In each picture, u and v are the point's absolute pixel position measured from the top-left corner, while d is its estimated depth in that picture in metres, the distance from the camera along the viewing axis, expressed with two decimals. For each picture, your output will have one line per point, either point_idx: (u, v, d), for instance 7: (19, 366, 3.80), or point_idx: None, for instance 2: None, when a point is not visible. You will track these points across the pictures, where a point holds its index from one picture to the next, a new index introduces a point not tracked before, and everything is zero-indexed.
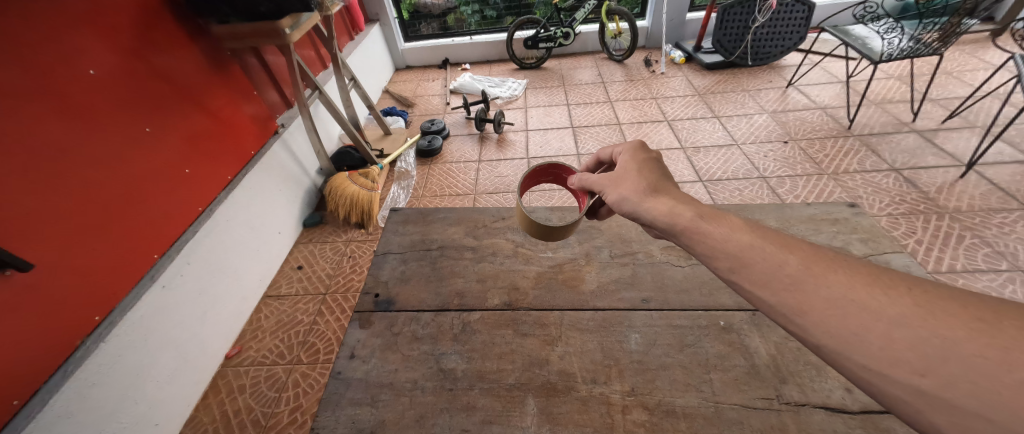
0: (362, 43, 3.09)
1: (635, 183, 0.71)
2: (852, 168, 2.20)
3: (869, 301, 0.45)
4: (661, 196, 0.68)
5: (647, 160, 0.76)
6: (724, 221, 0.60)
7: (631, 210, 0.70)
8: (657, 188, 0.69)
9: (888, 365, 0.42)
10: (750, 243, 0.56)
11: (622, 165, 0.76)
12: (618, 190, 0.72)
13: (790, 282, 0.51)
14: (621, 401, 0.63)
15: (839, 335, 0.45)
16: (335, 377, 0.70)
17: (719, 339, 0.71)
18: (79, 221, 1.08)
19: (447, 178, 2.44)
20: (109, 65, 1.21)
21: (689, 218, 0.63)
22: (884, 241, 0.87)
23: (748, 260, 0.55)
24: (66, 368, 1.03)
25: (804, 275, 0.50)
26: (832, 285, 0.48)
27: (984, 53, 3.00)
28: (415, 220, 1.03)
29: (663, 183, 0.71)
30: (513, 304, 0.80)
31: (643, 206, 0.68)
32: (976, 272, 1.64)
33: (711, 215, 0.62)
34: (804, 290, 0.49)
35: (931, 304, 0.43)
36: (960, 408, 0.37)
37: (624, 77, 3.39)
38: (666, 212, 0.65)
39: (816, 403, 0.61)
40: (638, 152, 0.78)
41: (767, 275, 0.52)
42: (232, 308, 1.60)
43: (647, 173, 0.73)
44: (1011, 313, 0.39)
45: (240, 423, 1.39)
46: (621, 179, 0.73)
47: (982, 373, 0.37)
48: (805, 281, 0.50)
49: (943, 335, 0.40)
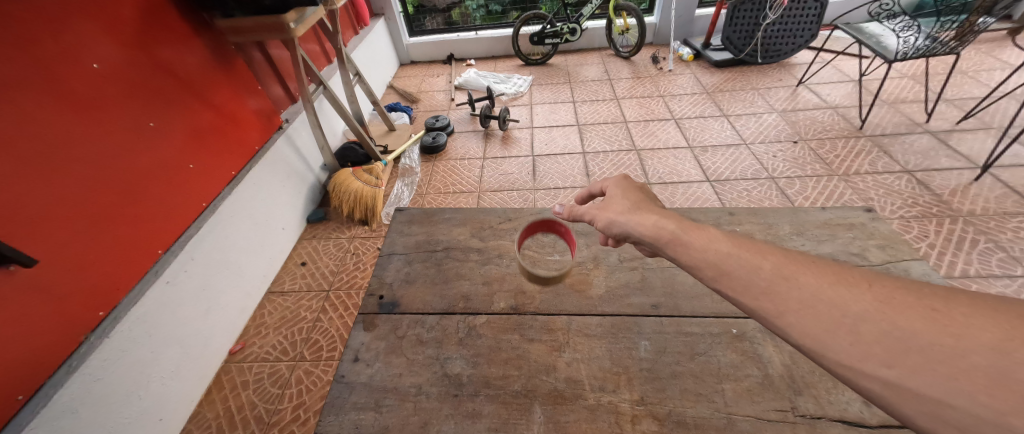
0: (367, 37, 3.06)
1: (620, 208, 0.69)
2: (863, 169, 2.17)
3: (834, 298, 0.44)
4: (645, 215, 0.65)
5: (633, 185, 0.74)
6: (703, 232, 0.58)
7: (620, 232, 0.67)
8: (643, 211, 0.66)
9: (860, 359, 0.40)
10: (729, 252, 0.53)
11: (608, 192, 0.74)
12: (605, 213, 0.69)
13: (764, 286, 0.48)
14: (631, 410, 0.62)
15: (812, 334, 0.43)
16: (338, 381, 0.68)
17: (731, 347, 0.69)
18: (82, 216, 1.08)
19: (452, 176, 2.43)
20: (113, 59, 1.20)
21: (671, 232, 0.60)
22: (902, 247, 0.84)
23: (730, 266, 0.52)
24: (70, 363, 1.03)
25: (777, 277, 0.48)
26: (801, 285, 0.46)
27: (1001, 52, 2.94)
28: (420, 220, 1.02)
29: (648, 203, 0.69)
30: (520, 308, 0.78)
31: (630, 225, 0.65)
32: (991, 277, 1.61)
33: (691, 227, 0.60)
34: (779, 293, 0.47)
35: (890, 296, 0.42)
36: (925, 397, 0.36)
37: (631, 74, 3.35)
38: (651, 229, 0.62)
39: (833, 417, 0.59)
40: (626, 180, 0.75)
41: (745, 282, 0.50)
42: (236, 303, 1.60)
43: (635, 199, 0.70)
44: (963, 300, 0.39)
45: (243, 419, 1.39)
46: (608, 204, 0.71)
47: (940, 361, 0.36)
48: (777, 283, 0.48)
49: (901, 326, 0.39)
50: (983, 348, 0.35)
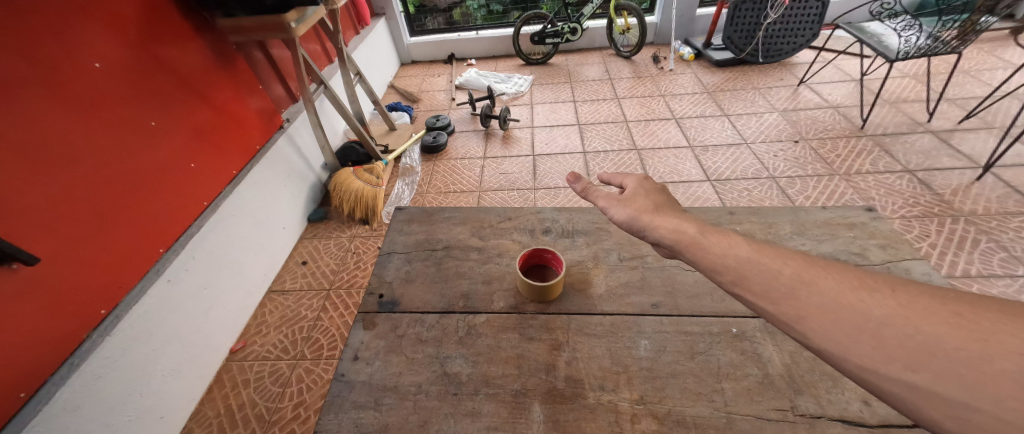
0: (367, 37, 3.06)
1: (644, 207, 0.68)
2: (864, 169, 2.16)
3: (855, 303, 0.43)
4: (667, 216, 0.65)
5: (653, 187, 0.75)
6: (725, 237, 0.58)
7: (639, 228, 0.67)
8: (668, 211, 0.66)
9: (883, 363, 0.39)
10: (747, 256, 0.53)
11: (630, 190, 0.74)
12: (627, 209, 0.69)
13: (785, 291, 0.48)
14: (630, 409, 0.62)
15: (832, 337, 0.43)
16: (338, 380, 0.68)
17: (730, 346, 0.69)
18: (84, 214, 1.08)
19: (452, 175, 2.43)
20: (115, 58, 1.20)
21: (692, 235, 0.60)
22: (903, 247, 0.84)
23: (749, 271, 0.52)
24: (71, 361, 1.03)
25: (797, 282, 0.48)
26: (822, 290, 0.46)
27: (1003, 52, 2.93)
28: (420, 218, 1.02)
29: (667, 205, 0.69)
30: (520, 307, 0.78)
31: (652, 225, 0.65)
32: (992, 277, 1.60)
33: (712, 231, 0.60)
34: (799, 297, 0.47)
35: (913, 302, 0.41)
36: (950, 400, 0.36)
37: (632, 73, 3.34)
38: (672, 230, 0.62)
39: (832, 416, 0.59)
40: (648, 182, 0.76)
41: (765, 286, 0.49)
42: (237, 302, 1.61)
43: (659, 201, 0.70)
44: (988, 306, 0.38)
45: (244, 418, 1.39)
46: (632, 201, 0.70)
47: (966, 364, 0.36)
48: (798, 288, 0.47)
49: (924, 331, 0.39)
50: (1009, 352, 0.34)
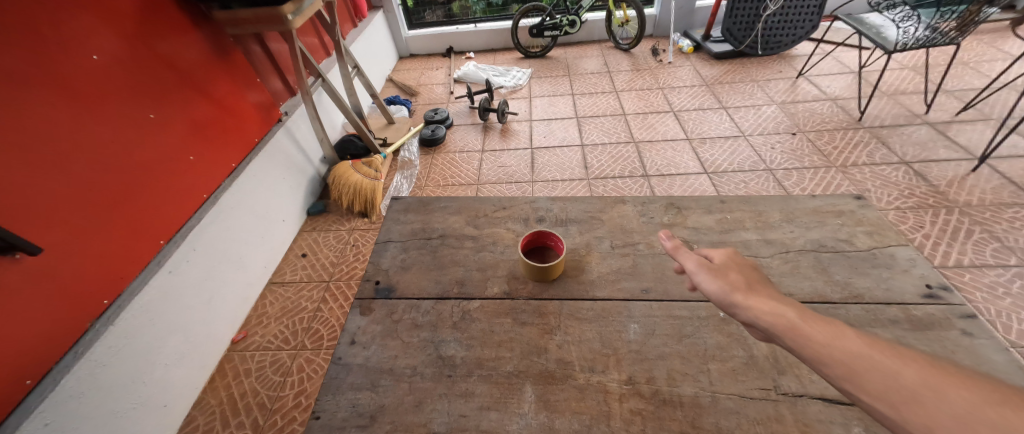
0: (365, 30, 3.06)
1: (738, 283, 0.59)
2: (860, 161, 2.17)
3: (1003, 420, 0.33)
4: (760, 295, 0.56)
5: (744, 259, 0.65)
6: (834, 325, 0.48)
7: (729, 306, 0.58)
8: (766, 291, 0.57)
9: None
10: (859, 350, 0.44)
11: (715, 260, 0.65)
12: (715, 283, 0.60)
13: (906, 395, 0.39)
14: (619, 389, 0.64)
15: None
16: (335, 363, 0.70)
17: (717, 329, 0.71)
18: (85, 206, 1.09)
19: (451, 168, 2.44)
20: (113, 51, 1.21)
21: (791, 319, 0.51)
22: (889, 233, 0.85)
23: (861, 368, 0.43)
24: (76, 350, 1.05)
25: (922, 387, 0.39)
26: (955, 399, 0.36)
27: (1003, 43, 2.91)
28: (416, 208, 1.04)
29: (763, 281, 0.60)
30: (513, 293, 0.80)
31: (742, 302, 0.56)
32: (984, 267, 1.62)
33: (819, 317, 0.50)
34: (924, 405, 0.37)
35: None
36: None
37: (630, 66, 3.34)
38: (768, 312, 0.53)
39: (814, 395, 0.61)
40: (737, 254, 0.66)
41: (880, 387, 0.41)
42: (237, 293, 1.63)
43: (754, 278, 0.60)
44: None
45: (246, 406, 1.42)
46: (723, 273, 0.61)
47: None
48: (923, 393, 0.38)
49: None
50: None
